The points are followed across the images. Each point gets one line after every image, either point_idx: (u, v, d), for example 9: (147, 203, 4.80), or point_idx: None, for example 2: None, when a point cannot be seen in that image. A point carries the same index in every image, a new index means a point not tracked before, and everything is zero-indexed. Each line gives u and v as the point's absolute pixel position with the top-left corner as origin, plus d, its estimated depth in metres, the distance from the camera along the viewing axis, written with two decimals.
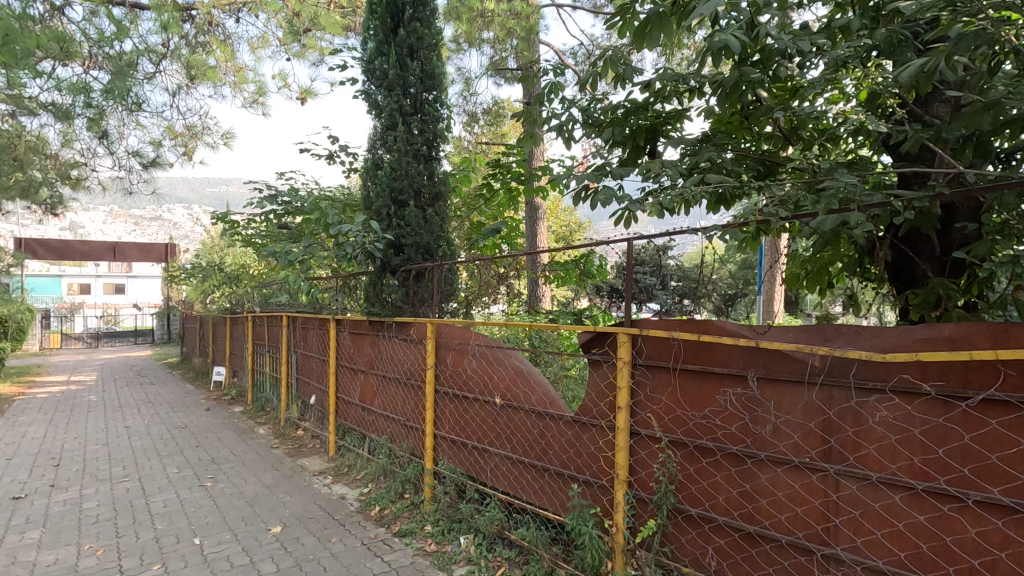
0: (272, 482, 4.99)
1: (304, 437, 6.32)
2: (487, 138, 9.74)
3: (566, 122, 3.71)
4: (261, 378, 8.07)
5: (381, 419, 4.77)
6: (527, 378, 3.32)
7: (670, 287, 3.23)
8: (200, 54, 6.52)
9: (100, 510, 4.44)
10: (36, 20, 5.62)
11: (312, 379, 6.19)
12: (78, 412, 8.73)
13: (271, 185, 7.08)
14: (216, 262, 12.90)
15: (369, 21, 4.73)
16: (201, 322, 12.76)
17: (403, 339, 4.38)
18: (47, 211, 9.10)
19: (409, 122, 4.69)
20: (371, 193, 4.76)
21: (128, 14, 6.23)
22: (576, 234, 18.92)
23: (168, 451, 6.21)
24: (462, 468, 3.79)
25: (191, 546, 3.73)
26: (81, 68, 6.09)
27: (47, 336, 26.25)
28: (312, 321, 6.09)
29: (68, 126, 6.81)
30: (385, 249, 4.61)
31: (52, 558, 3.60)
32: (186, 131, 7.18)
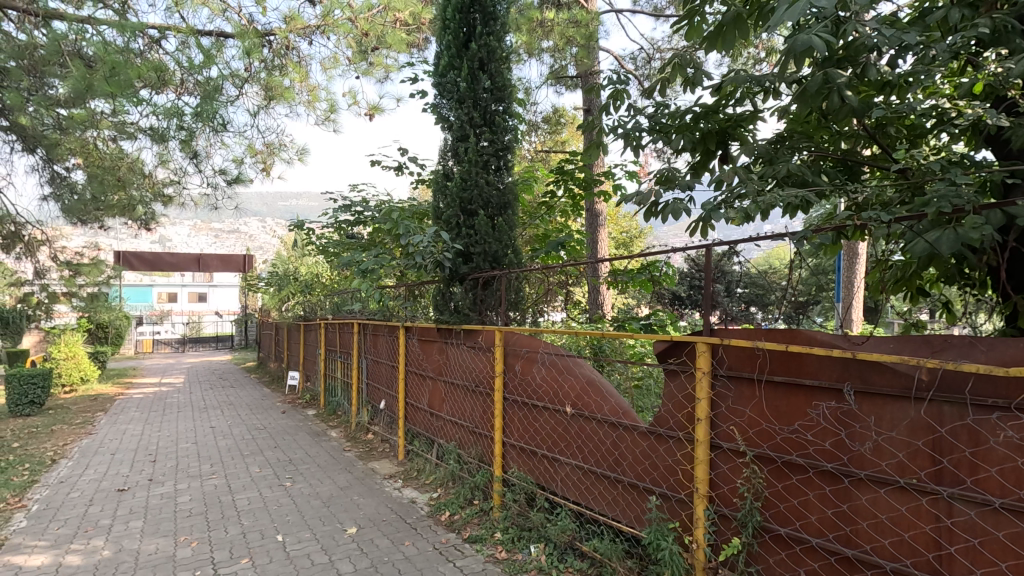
0: (346, 483, 5.18)
1: (374, 441, 6.53)
2: (546, 146, 9.77)
3: (632, 129, 3.66)
4: (332, 383, 8.41)
5: (449, 426, 4.85)
6: (597, 387, 3.29)
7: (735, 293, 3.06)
8: (277, 76, 6.91)
9: (192, 505, 4.76)
10: (136, 53, 6.17)
11: (382, 385, 6.40)
12: (169, 412, 9.43)
13: (343, 197, 7.39)
14: (289, 270, 13.59)
15: (442, 37, 4.89)
16: (276, 329, 13.49)
17: (471, 346, 4.45)
18: (141, 227, 9.54)
19: (479, 134, 4.78)
20: (441, 204, 4.89)
21: (215, 43, 6.71)
22: (635, 240, 18.62)
23: (250, 451, 6.58)
24: (531, 476, 3.79)
25: (275, 542, 3.92)
26: (174, 94, 6.61)
27: (140, 341, 28.65)
28: (382, 328, 6.30)
29: (164, 148, 7.42)
30: (454, 259, 4.71)
31: (153, 547, 3.88)
32: (265, 149, 7.64)
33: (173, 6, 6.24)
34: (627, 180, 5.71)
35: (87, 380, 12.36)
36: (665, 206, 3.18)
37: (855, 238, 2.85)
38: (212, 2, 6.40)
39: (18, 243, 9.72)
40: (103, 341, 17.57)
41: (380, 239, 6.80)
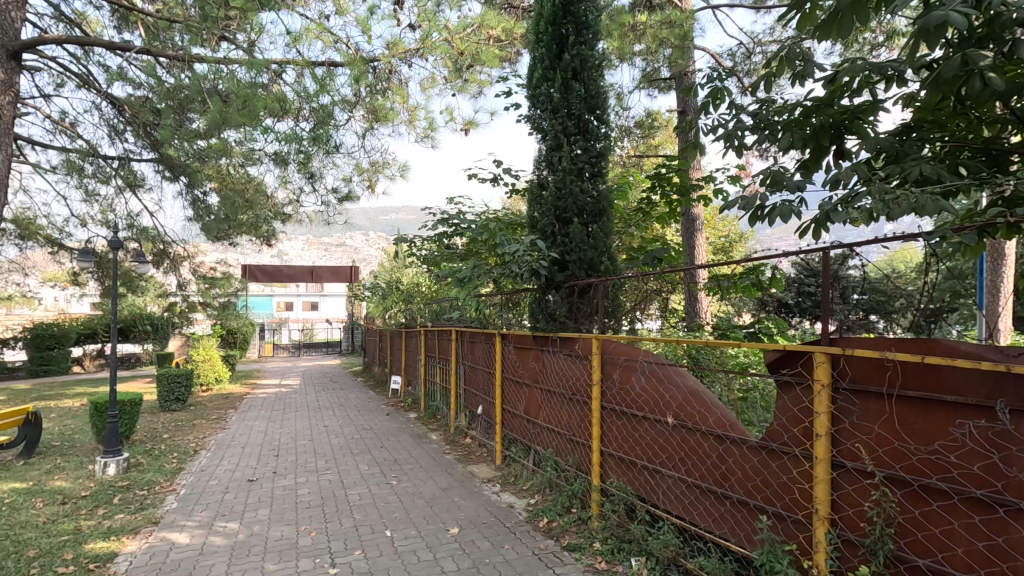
0: (447, 485, 5.38)
1: (472, 445, 6.73)
2: (639, 151, 9.59)
3: (734, 128, 3.51)
4: (432, 388, 8.78)
5: (546, 433, 4.88)
6: (700, 398, 3.16)
7: (852, 300, 2.82)
8: (381, 99, 7.39)
9: (311, 497, 5.17)
10: (262, 86, 6.86)
11: (479, 390, 6.58)
12: (289, 411, 10.32)
13: (442, 210, 7.69)
14: (391, 280, 14.37)
15: (536, 51, 4.99)
16: (381, 335, 14.32)
17: (568, 354, 4.45)
18: (264, 243, 10.54)
19: (573, 143, 4.80)
20: (536, 214, 4.97)
21: (327, 72, 7.31)
22: (737, 245, 17.67)
23: (359, 450, 7.02)
24: (631, 487, 3.70)
25: (384, 537, 4.15)
26: (293, 121, 7.24)
27: (262, 346, 31.68)
28: (479, 336, 6.49)
29: (285, 171, 8.20)
30: (549, 267, 4.74)
31: (279, 534, 4.27)
32: (370, 168, 8.18)
33: (292, 42, 6.88)
34: (728, 183, 5.46)
35: (221, 380, 13.85)
36: (773, 208, 3.01)
37: (1004, 238, 2.53)
38: (325, 35, 6.99)
39: (166, 259, 11.11)
40: (233, 345, 19.60)
41: (477, 250, 7.02)
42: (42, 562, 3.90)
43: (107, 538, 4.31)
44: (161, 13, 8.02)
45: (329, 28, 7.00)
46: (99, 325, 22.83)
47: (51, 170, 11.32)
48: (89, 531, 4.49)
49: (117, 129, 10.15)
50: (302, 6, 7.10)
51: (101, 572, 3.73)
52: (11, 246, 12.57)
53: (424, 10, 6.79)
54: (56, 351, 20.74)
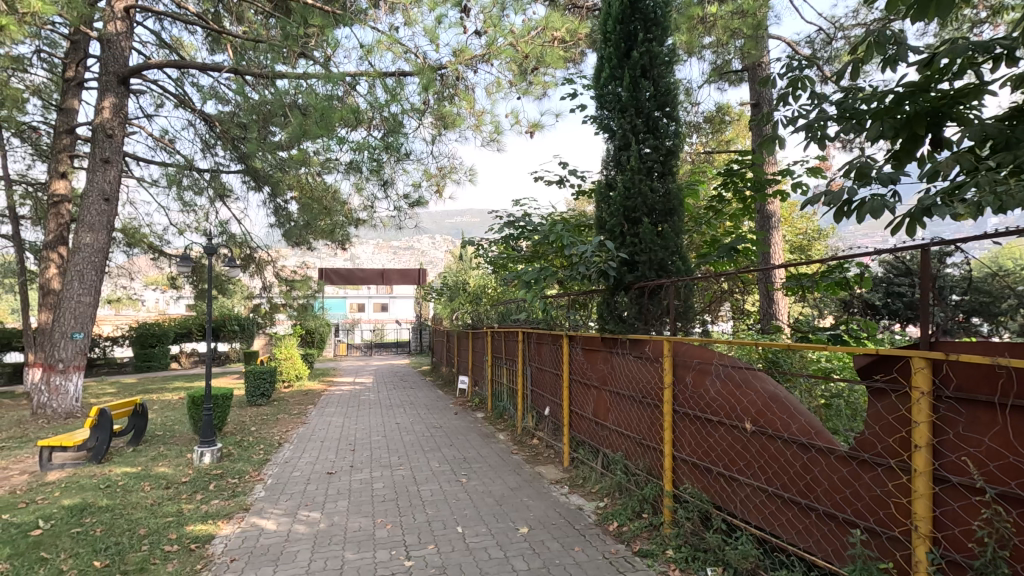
0: (516, 485, 5.43)
1: (539, 446, 6.75)
2: (709, 147, 9.27)
3: (817, 119, 3.33)
4: (499, 388, 8.89)
5: (616, 436, 4.82)
6: (782, 404, 3.01)
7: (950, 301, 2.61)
8: (448, 105, 7.56)
9: (386, 491, 5.38)
10: (338, 99, 7.21)
11: (547, 391, 6.59)
12: (363, 408, 10.79)
13: (508, 213, 7.76)
14: (458, 281, 14.66)
15: (604, 49, 4.96)
16: (449, 336, 14.65)
17: (638, 356, 4.37)
18: (339, 248, 11.07)
19: (643, 141, 4.71)
20: (604, 215, 4.92)
21: (397, 81, 7.58)
22: (817, 242, 16.67)
23: (430, 447, 7.23)
24: (705, 494, 3.58)
25: (456, 533, 4.25)
26: (366, 131, 7.55)
27: (336, 345, 33.31)
28: (546, 337, 6.50)
29: (359, 179, 8.58)
30: (618, 267, 4.66)
31: (357, 525, 4.47)
32: (438, 173, 8.40)
33: (366, 54, 7.19)
34: (808, 177, 5.17)
35: (300, 377, 14.68)
36: (862, 204, 2.84)
37: None
38: (395, 46, 7.26)
39: (252, 263, 11.91)
40: (311, 345, 20.74)
41: (543, 252, 7.04)
42: (151, 540, 4.29)
43: (205, 521, 4.67)
44: (247, 34, 8.62)
45: (399, 40, 7.26)
46: (194, 324, 24.81)
47: (153, 184, 12.44)
48: (189, 514, 4.89)
49: (210, 144, 11.01)
50: (373, 19, 7.40)
51: (201, 552, 4.05)
52: (121, 253, 13.91)
53: (489, 16, 6.89)
54: (157, 348, 22.70)
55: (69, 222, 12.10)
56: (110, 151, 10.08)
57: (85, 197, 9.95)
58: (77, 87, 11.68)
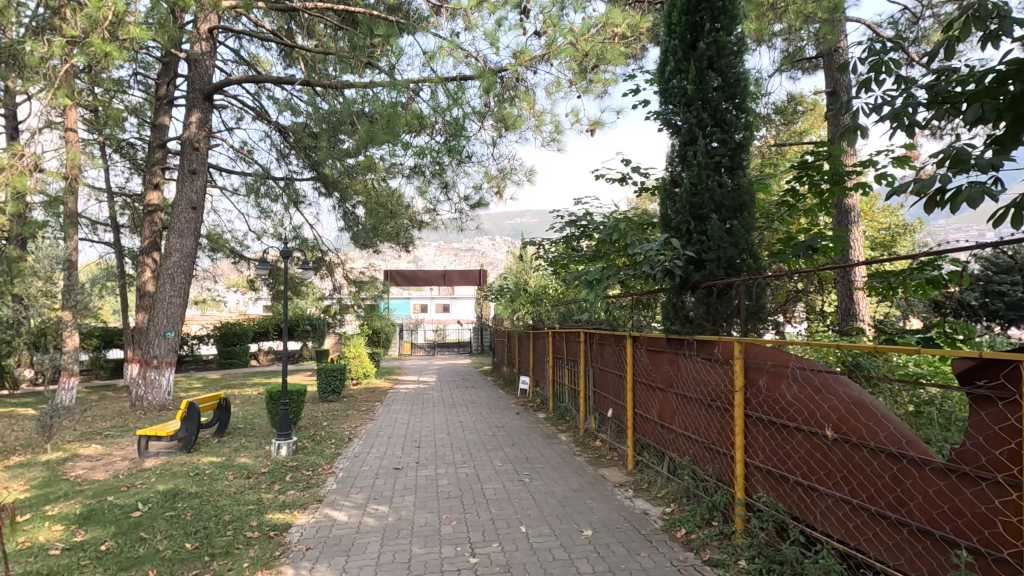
0: (579, 486, 5.38)
1: (602, 448, 6.67)
2: (780, 139, 8.82)
3: (904, 105, 3.09)
4: (561, 389, 8.84)
5: (683, 440, 4.67)
6: (867, 410, 2.82)
7: None
8: (509, 107, 7.61)
9: (450, 488, 5.47)
10: (402, 105, 7.41)
11: (610, 393, 6.50)
12: (428, 406, 11.04)
13: (569, 212, 7.70)
14: (519, 282, 14.73)
15: (670, 42, 4.83)
16: (510, 336, 14.76)
17: (706, 358, 4.22)
18: (404, 250, 11.40)
19: (710, 135, 4.55)
20: (670, 212, 4.79)
21: (458, 86, 7.71)
22: (902, 237, 15.49)
23: (492, 446, 7.30)
24: (782, 504, 3.40)
25: (520, 532, 4.26)
26: (428, 136, 7.72)
27: (401, 345, 34.35)
28: (609, 338, 6.41)
29: (423, 183, 8.80)
30: (685, 266, 4.51)
31: (423, 520, 4.57)
32: (499, 175, 8.48)
33: (428, 60, 7.37)
34: (894, 167, 4.82)
35: (367, 375, 15.23)
36: (957, 192, 2.59)
37: None
38: (457, 51, 7.39)
39: (323, 266, 12.46)
40: (377, 344, 21.47)
41: (605, 251, 6.94)
42: (235, 526, 4.58)
43: (283, 510, 4.93)
44: (318, 48, 9.03)
45: (460, 45, 7.38)
46: (270, 324, 26.29)
47: (234, 193, 13.28)
48: (268, 503, 5.18)
49: (284, 153, 11.65)
50: (435, 26, 7.57)
51: (279, 540, 4.28)
52: (206, 258, 14.95)
53: (549, 16, 6.89)
54: (238, 347, 24.23)
55: (162, 230, 13.14)
56: (197, 163, 10.85)
57: (176, 206, 10.77)
58: (168, 104, 12.66)
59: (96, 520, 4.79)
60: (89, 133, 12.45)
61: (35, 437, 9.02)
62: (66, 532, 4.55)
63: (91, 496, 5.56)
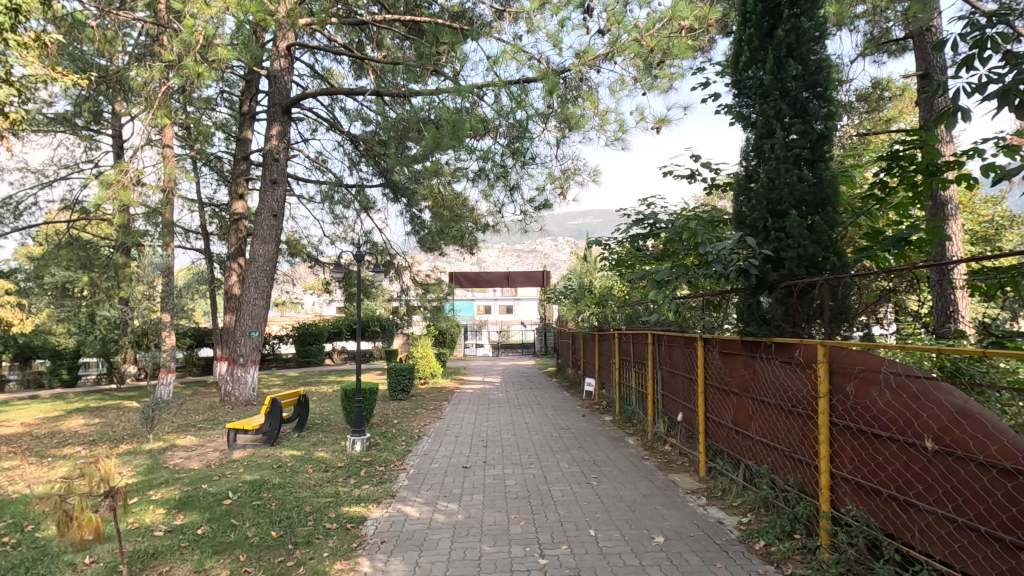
0: (649, 491, 5.26)
1: (672, 453, 6.49)
2: (864, 129, 8.24)
3: (1012, 86, 2.80)
4: (628, 392, 8.69)
5: (760, 447, 4.46)
6: (974, 420, 2.59)
7: None
8: (572, 107, 7.56)
9: (518, 489, 5.50)
10: (466, 110, 7.53)
11: (680, 397, 6.32)
12: (494, 406, 11.18)
13: (635, 211, 7.55)
14: (583, 283, 14.60)
15: (744, 31, 4.64)
16: (574, 337, 14.66)
17: (786, 361, 4.01)
18: (469, 253, 11.61)
19: (789, 126, 4.32)
20: (745, 208, 4.59)
21: (521, 88, 7.76)
22: (1009, 230, 14.02)
23: (559, 448, 7.28)
24: (874, 520, 3.17)
25: (589, 536, 4.22)
26: (492, 139, 7.82)
27: (466, 346, 34.97)
28: (679, 339, 6.23)
29: (487, 186, 8.92)
30: (761, 265, 4.30)
31: (492, 519, 4.63)
32: (562, 176, 8.46)
33: (492, 65, 7.46)
34: (1003, 156, 4.37)
35: (434, 375, 15.61)
36: None
37: None
38: (520, 54, 7.44)
39: (392, 269, 12.89)
40: (443, 345, 21.96)
41: (674, 250, 6.76)
42: (316, 517, 4.83)
43: (359, 503, 5.14)
44: (386, 59, 9.37)
45: (523, 47, 7.42)
46: (343, 324, 27.54)
47: (311, 200, 14.02)
48: (345, 496, 5.42)
49: (356, 161, 12.16)
50: (498, 31, 7.65)
51: (357, 532, 4.47)
52: (285, 262, 15.84)
53: (612, 13, 6.81)
54: (315, 346, 25.54)
55: (246, 236, 14.06)
56: (277, 173, 11.54)
57: (259, 215, 11.49)
58: (251, 119, 13.53)
59: (193, 505, 5.19)
60: (183, 149, 13.51)
61: (140, 428, 9.89)
62: (168, 516, 4.95)
63: (188, 484, 6.03)
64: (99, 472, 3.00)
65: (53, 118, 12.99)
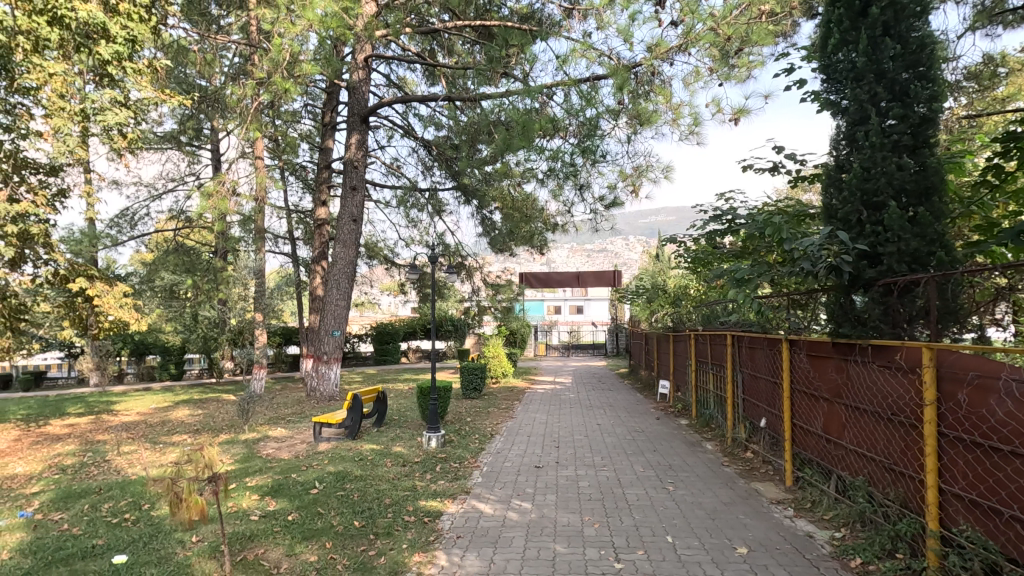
0: (729, 500, 5.03)
1: (754, 460, 6.18)
2: (974, 110, 7.46)
3: None
4: (706, 395, 8.36)
5: (855, 457, 4.15)
6: None
7: None
8: (644, 102, 7.37)
9: (592, 490, 5.44)
10: (536, 110, 7.54)
11: (763, 402, 6.01)
12: (565, 407, 11.13)
13: (712, 207, 7.25)
14: (656, 283, 14.20)
15: (833, 12, 4.34)
16: (648, 339, 14.30)
17: (884, 366, 3.71)
18: (539, 254, 11.63)
19: (887, 111, 3.98)
20: (835, 201, 4.29)
21: (592, 86, 7.67)
22: None
23: (633, 451, 7.13)
24: (992, 543, 2.86)
25: (666, 542, 4.10)
26: (562, 138, 7.79)
27: (537, 346, 35.07)
28: (761, 341, 5.93)
29: (557, 186, 8.89)
30: (855, 261, 3.99)
31: (565, 520, 4.60)
32: (634, 173, 8.28)
33: (561, 64, 7.43)
34: None
35: (506, 374, 15.76)
36: None
37: None
38: (590, 52, 7.36)
39: (464, 270, 13.15)
40: (514, 344, 22.13)
41: (755, 247, 6.42)
42: (395, 509, 5.01)
43: (435, 498, 5.29)
44: (458, 65, 9.57)
45: (593, 45, 7.34)
46: (418, 324, 28.45)
47: (387, 205, 14.58)
48: (421, 490, 5.59)
49: (429, 166, 12.53)
50: (567, 30, 7.61)
51: (433, 526, 4.59)
52: (364, 265, 16.58)
53: (686, 3, 6.57)
54: (391, 345, 26.55)
55: (328, 240, 14.85)
56: (356, 179, 12.10)
57: (340, 220, 12.09)
58: (331, 129, 14.28)
59: (284, 493, 5.54)
60: (272, 160, 14.49)
61: (237, 419, 10.69)
62: (262, 502, 5.31)
63: (279, 473, 6.44)
64: (204, 458, 3.28)
65: (163, 137, 14.34)
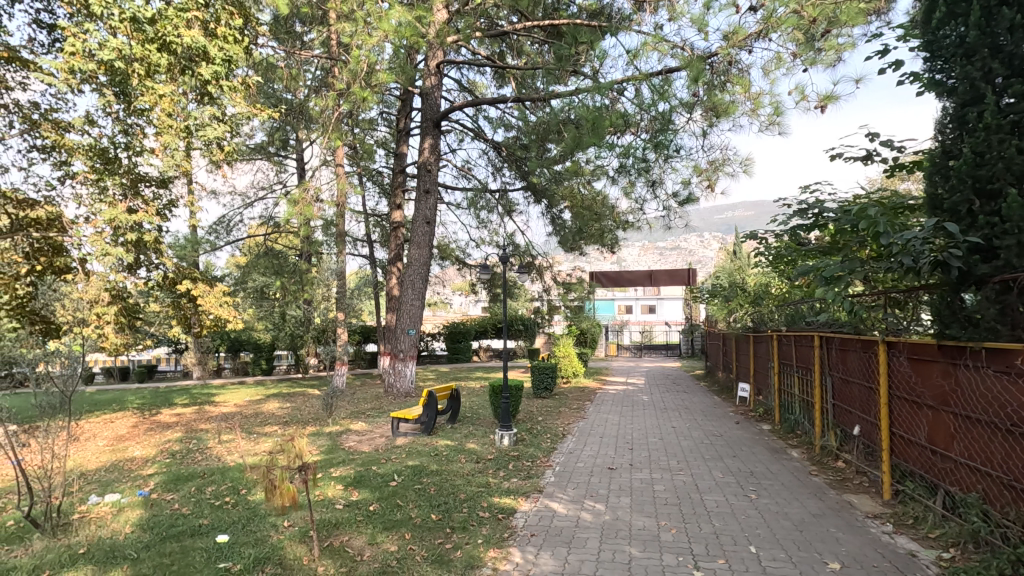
0: (819, 511, 4.74)
1: (846, 470, 5.77)
2: None
3: None
4: (791, 399, 7.91)
5: (967, 470, 3.78)
6: None
7: None
8: (719, 93, 7.08)
9: (668, 495, 5.30)
10: (606, 106, 7.44)
11: (856, 408, 5.60)
12: (637, 408, 10.91)
13: (795, 201, 6.85)
14: (734, 282, 13.57)
15: None
16: (725, 339, 13.71)
17: (1003, 371, 3.34)
18: (610, 253, 11.46)
19: (1004, 89, 3.59)
20: (942, 190, 3.92)
21: (664, 79, 7.45)
22: None
23: (711, 455, 6.87)
24: None
25: (749, 552, 3.92)
26: (633, 134, 7.64)
27: (607, 346, 34.55)
28: (854, 343, 5.53)
29: (628, 183, 8.73)
30: (966, 256, 3.64)
31: (641, 523, 4.52)
32: (710, 167, 7.97)
33: (632, 58, 7.28)
34: None
35: (576, 375, 15.65)
36: None
37: None
38: (662, 44, 7.15)
39: (534, 269, 13.20)
40: (584, 344, 21.92)
41: (845, 243, 5.99)
42: (470, 504, 5.11)
43: (508, 495, 5.35)
44: (527, 65, 9.61)
45: (665, 37, 7.15)
46: (488, 323, 28.85)
47: (458, 207, 14.91)
48: (494, 487, 5.67)
49: (499, 167, 12.69)
50: (638, 23, 7.44)
51: (507, 522, 4.65)
52: (437, 265, 17.04)
53: None
54: (463, 343, 27.12)
55: (403, 242, 15.39)
56: (429, 183, 12.45)
57: (414, 222, 12.49)
58: (405, 134, 14.79)
59: (365, 484, 5.81)
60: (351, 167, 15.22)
61: (321, 413, 11.32)
62: (345, 492, 5.60)
63: (360, 464, 6.76)
64: (294, 448, 3.50)
65: (254, 148, 15.43)
